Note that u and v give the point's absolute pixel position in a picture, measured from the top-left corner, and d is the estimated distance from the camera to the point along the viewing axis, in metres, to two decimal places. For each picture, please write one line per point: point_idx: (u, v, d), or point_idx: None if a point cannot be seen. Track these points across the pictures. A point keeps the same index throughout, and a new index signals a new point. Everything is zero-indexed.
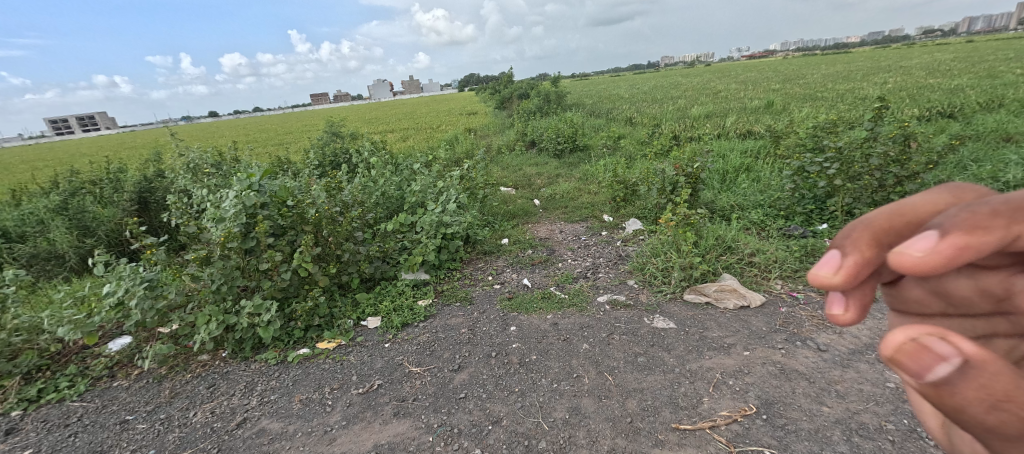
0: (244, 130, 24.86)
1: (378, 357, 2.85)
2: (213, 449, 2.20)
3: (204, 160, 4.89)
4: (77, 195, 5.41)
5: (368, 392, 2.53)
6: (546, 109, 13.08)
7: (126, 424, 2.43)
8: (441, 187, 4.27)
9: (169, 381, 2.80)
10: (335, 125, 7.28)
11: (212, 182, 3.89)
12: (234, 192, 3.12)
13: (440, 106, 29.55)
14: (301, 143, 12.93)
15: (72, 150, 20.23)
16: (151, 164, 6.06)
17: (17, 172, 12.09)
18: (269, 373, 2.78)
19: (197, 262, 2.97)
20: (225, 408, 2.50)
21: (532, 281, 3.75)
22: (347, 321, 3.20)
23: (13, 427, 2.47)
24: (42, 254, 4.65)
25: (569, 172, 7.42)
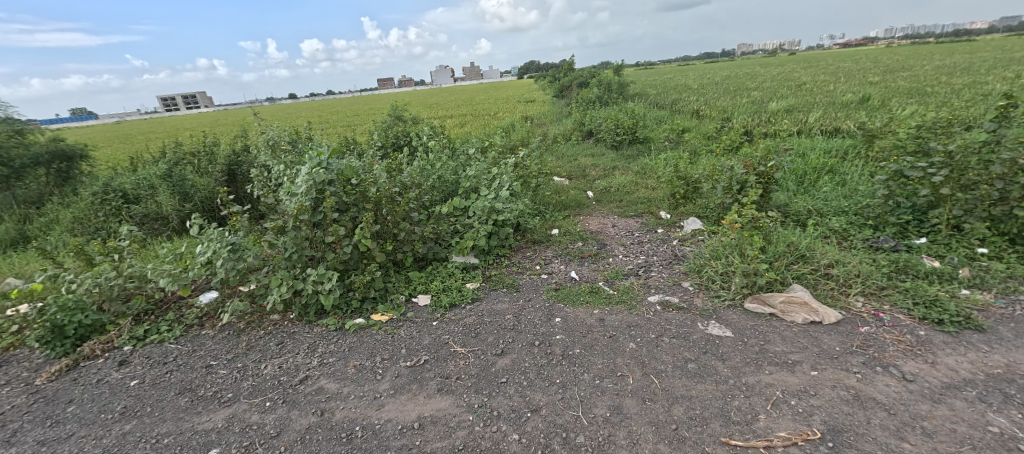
0: (317, 111, 26.75)
1: (426, 334, 2.97)
2: (279, 399, 2.45)
3: (282, 137, 5.34)
4: (179, 164, 6.18)
5: (415, 366, 2.65)
6: (606, 98, 12.67)
7: (210, 368, 2.77)
8: (494, 174, 4.30)
9: (245, 335, 3.13)
10: (398, 109, 7.59)
11: (289, 159, 4.24)
12: (306, 168, 3.37)
13: (498, 94, 29.82)
14: (367, 125, 13.69)
15: (177, 125, 23.01)
16: (239, 140, 6.74)
17: (138, 142, 14.16)
18: (329, 338, 3.01)
19: (274, 231, 3.26)
20: (289, 365, 2.76)
21: (580, 274, 3.69)
22: (400, 296, 3.37)
23: (125, 359, 2.92)
24: (152, 215, 5.40)
25: (626, 165, 7.15)
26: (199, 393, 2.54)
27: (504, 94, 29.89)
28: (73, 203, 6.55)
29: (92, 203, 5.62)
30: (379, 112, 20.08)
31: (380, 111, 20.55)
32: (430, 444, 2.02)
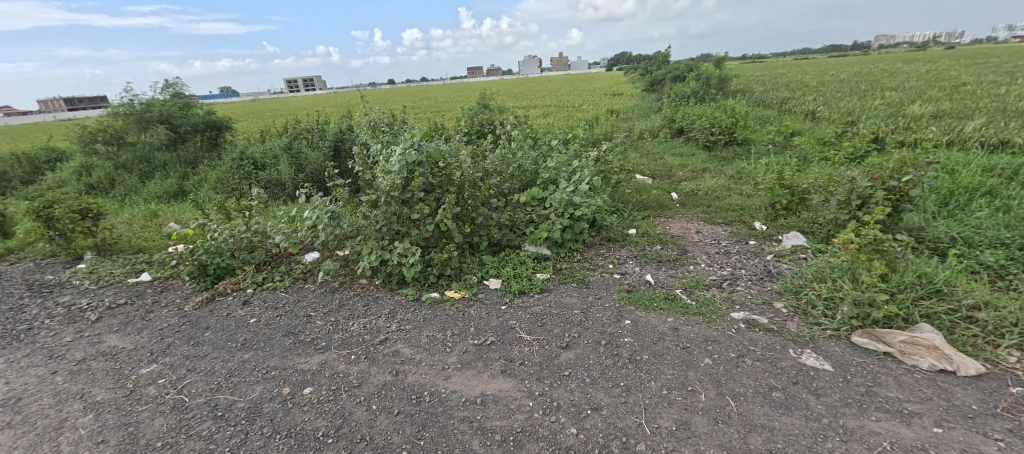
0: (411, 96, 28.65)
1: (494, 316, 3.07)
2: (362, 355, 2.74)
3: (381, 120, 5.83)
4: (297, 139, 7.10)
5: (482, 345, 2.77)
6: (703, 94, 11.71)
7: (309, 318, 3.19)
8: (575, 167, 4.24)
9: (338, 293, 3.54)
10: (486, 97, 7.83)
11: (386, 139, 4.61)
12: (400, 149, 3.63)
13: (583, 86, 29.23)
14: (454, 112, 14.36)
15: (296, 104, 26.31)
16: (345, 120, 7.51)
17: (269, 118, 16.59)
18: (407, 306, 3.26)
19: (369, 204, 3.60)
20: (372, 325, 3.06)
21: (656, 278, 3.52)
22: (472, 277, 3.51)
23: (247, 299, 3.50)
24: (274, 181, 6.31)
25: (719, 168, 6.59)
26: (299, 338, 2.96)
27: (589, 86, 29.18)
28: (219, 166, 7.91)
29: (231, 167, 6.73)
30: (467, 100, 20.88)
31: (468, 99, 21.35)
32: (489, 421, 2.12)
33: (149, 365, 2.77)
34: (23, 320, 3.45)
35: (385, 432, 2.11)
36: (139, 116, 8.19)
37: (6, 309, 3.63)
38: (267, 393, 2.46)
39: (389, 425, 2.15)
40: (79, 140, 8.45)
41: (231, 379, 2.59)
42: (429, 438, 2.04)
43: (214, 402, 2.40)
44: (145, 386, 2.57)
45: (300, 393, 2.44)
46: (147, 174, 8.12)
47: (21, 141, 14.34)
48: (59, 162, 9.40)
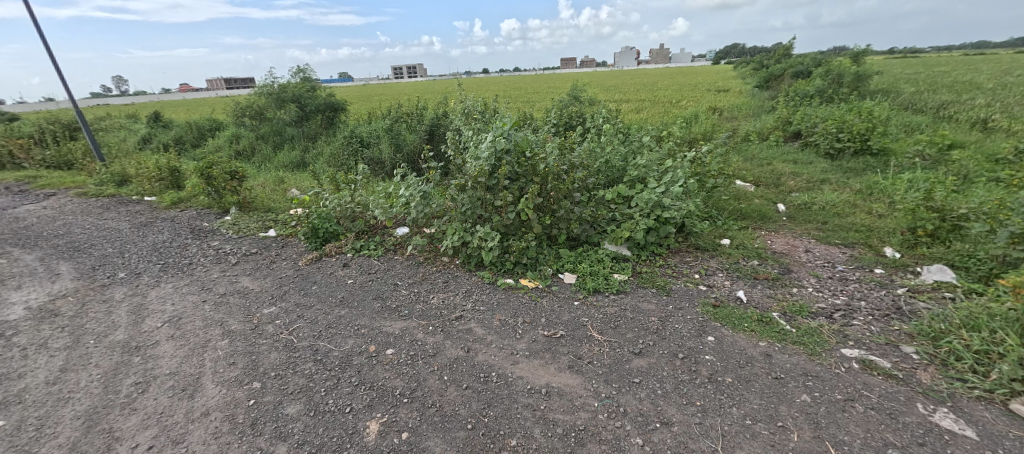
0: (502, 85, 29.34)
1: (565, 310, 3.05)
2: (439, 328, 2.93)
3: (475, 107, 6.07)
4: (398, 122, 7.73)
5: (551, 337, 2.77)
6: (831, 93, 10.12)
7: (396, 286, 3.50)
8: (668, 166, 3.97)
9: (422, 267, 3.81)
10: (578, 89, 7.70)
11: (478, 126, 4.79)
12: (491, 137, 3.72)
13: (682, 81, 27.26)
14: (543, 103, 14.38)
15: (399, 90, 28.62)
16: (441, 106, 7.97)
17: (376, 102, 18.33)
18: (482, 288, 3.40)
19: (457, 187, 3.78)
20: (449, 301, 3.25)
21: (749, 297, 3.18)
22: (547, 268, 3.52)
23: (347, 262, 3.95)
24: (376, 159, 6.98)
25: (842, 180, 5.69)
26: (386, 303, 3.26)
27: (696, 80, 27.04)
28: (333, 142, 8.98)
29: (343, 144, 7.59)
30: (557, 91, 20.77)
31: (557, 90, 21.21)
32: (552, 413, 2.13)
33: (270, 307, 3.30)
34: (187, 255, 4.35)
35: (454, 403, 2.25)
36: (277, 96, 9.63)
37: (178, 245, 4.61)
38: (356, 347, 2.77)
39: (457, 397, 2.29)
40: (234, 114, 10.24)
41: (330, 329, 2.97)
42: (492, 417, 2.13)
43: (315, 347, 2.79)
44: (266, 323, 3.08)
45: (384, 353, 2.70)
46: (278, 145, 9.55)
47: (197, 112, 17.87)
48: (219, 130, 11.51)
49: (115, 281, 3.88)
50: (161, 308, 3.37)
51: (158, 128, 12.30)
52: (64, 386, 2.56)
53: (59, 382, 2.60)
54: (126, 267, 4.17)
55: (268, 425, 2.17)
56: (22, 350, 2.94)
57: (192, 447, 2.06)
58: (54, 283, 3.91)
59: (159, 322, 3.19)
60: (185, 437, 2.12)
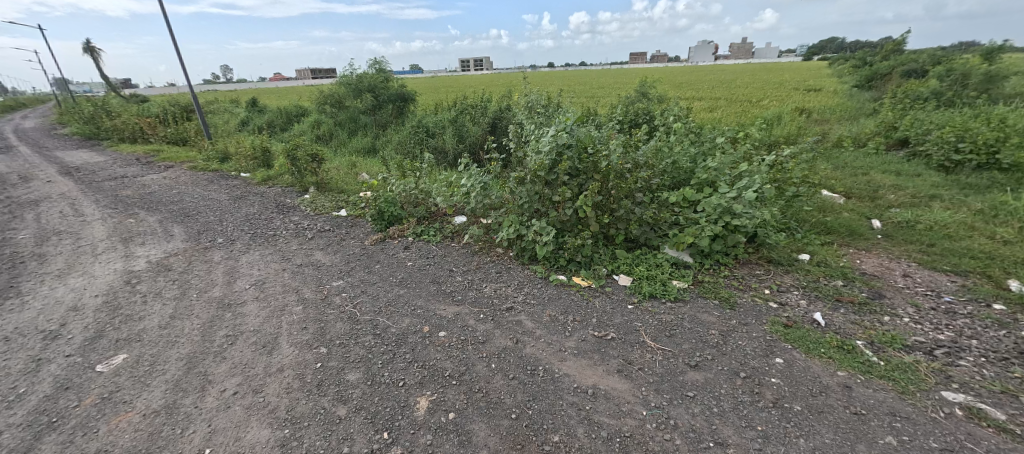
0: (565, 80, 28.97)
1: (618, 313, 2.97)
2: (490, 317, 2.99)
3: (539, 101, 6.06)
4: (463, 113, 7.95)
5: (602, 338, 2.71)
6: (952, 95, 8.70)
7: (451, 272, 3.63)
8: (743, 171, 3.68)
9: (477, 256, 3.91)
10: (647, 85, 7.38)
11: (540, 120, 4.78)
12: (553, 131, 3.69)
13: (765, 78, 25.02)
14: (607, 99, 14.00)
15: (464, 83, 29.38)
16: (505, 99, 8.07)
17: (443, 93, 19.00)
18: (534, 282, 3.41)
19: (516, 180, 3.82)
20: (501, 292, 3.30)
21: (828, 320, 2.86)
22: (602, 268, 3.44)
23: (407, 245, 4.17)
24: (440, 149, 7.26)
25: (959, 197, 4.89)
26: (442, 287, 3.40)
27: (781, 77, 24.71)
28: (401, 131, 9.48)
29: (411, 133, 7.99)
30: (622, 87, 20.08)
31: (623, 86, 20.51)
32: (597, 415, 2.09)
33: (338, 280, 3.59)
34: (272, 227, 4.86)
35: (500, 391, 2.29)
36: (355, 86, 10.35)
37: (265, 218, 5.16)
38: (412, 326, 2.92)
39: (503, 386, 2.33)
40: (317, 101, 11.19)
41: (389, 307, 3.17)
42: (536, 410, 2.14)
43: (375, 322, 2.99)
44: (334, 295, 3.36)
45: (436, 334, 2.82)
46: (353, 131, 10.28)
47: (286, 99, 19.80)
48: (303, 116, 12.66)
49: (215, 245, 4.45)
50: (249, 273, 3.81)
51: (254, 112, 13.81)
52: (173, 331, 3.02)
53: (169, 328, 3.06)
54: (223, 233, 4.76)
55: (331, 388, 2.39)
56: (144, 296, 3.50)
57: (269, 399, 2.34)
58: (169, 242, 4.57)
59: (246, 284, 3.61)
60: (263, 389, 2.41)
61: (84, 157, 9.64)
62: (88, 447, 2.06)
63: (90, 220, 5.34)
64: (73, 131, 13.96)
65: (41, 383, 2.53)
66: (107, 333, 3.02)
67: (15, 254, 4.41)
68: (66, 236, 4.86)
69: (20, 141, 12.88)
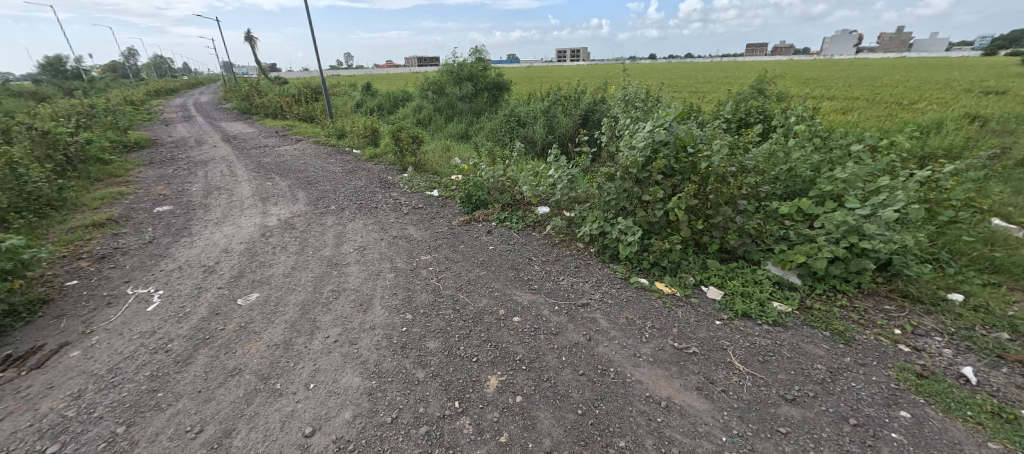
0: (665, 74, 27.16)
1: (703, 327, 2.75)
2: (564, 310, 2.99)
3: (637, 95, 5.78)
4: (555, 104, 7.93)
5: (682, 351, 2.55)
6: None
7: (530, 261, 3.70)
8: (881, 185, 3.10)
9: (557, 248, 3.91)
10: (765, 82, 6.59)
11: (637, 114, 4.57)
12: (650, 126, 3.49)
13: (923, 75, 20.62)
14: (712, 95, 12.85)
15: (557, 74, 29.14)
16: (600, 92, 7.85)
17: (538, 83, 19.15)
18: (613, 282, 3.32)
19: (605, 175, 3.72)
20: (578, 287, 3.27)
21: (982, 378, 2.30)
22: (689, 277, 3.21)
23: (490, 230, 4.34)
24: (529, 140, 7.37)
25: None
26: (520, 274, 3.48)
27: (946, 75, 20.14)
28: (494, 119, 9.79)
29: (503, 123, 8.23)
30: (733, 82, 18.21)
31: (733, 81, 18.59)
32: (669, 429, 1.98)
33: (426, 255, 3.88)
34: (375, 200, 5.42)
35: (568, 385, 2.29)
36: (456, 74, 10.93)
37: (370, 191, 5.77)
38: (489, 307, 3.05)
39: (572, 380, 2.33)
40: (420, 87, 12.07)
41: (470, 285, 3.35)
42: (604, 411, 2.10)
43: (456, 297, 3.18)
44: (422, 268, 3.64)
45: (511, 319, 2.91)
46: (450, 117, 10.90)
47: (394, 84, 21.70)
48: (407, 101, 13.78)
49: (328, 211, 5.11)
50: (354, 238, 4.31)
51: (367, 95, 15.39)
52: (294, 280, 3.56)
53: (291, 277, 3.62)
54: (336, 201, 5.44)
55: (413, 351, 2.62)
56: (275, 248, 4.17)
57: (362, 351, 2.64)
58: (295, 204, 5.37)
59: (351, 248, 4.09)
60: (358, 341, 2.73)
61: (239, 128, 11.70)
62: (227, 365, 2.59)
63: (241, 180, 6.50)
64: (233, 105, 17.00)
65: (200, 307, 3.22)
66: (247, 274, 3.68)
67: (190, 202, 5.57)
68: (224, 191, 5.99)
69: (198, 112, 16.11)
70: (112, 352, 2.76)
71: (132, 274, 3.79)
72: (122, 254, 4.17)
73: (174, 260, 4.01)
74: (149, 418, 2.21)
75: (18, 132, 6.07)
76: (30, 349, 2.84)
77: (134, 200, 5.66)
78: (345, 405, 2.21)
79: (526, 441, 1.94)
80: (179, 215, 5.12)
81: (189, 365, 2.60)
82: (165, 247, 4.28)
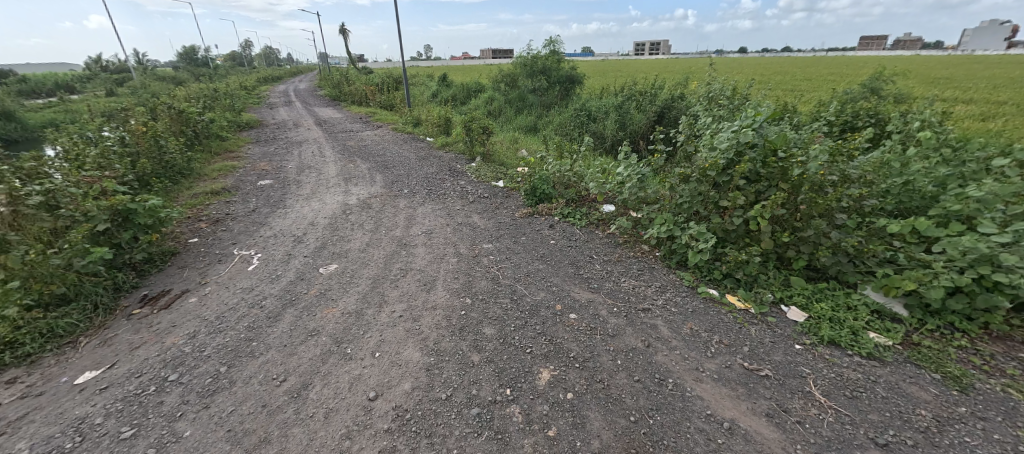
0: (755, 69, 24.83)
1: (779, 349, 2.50)
2: (624, 313, 2.91)
3: (722, 92, 5.35)
4: (629, 100, 7.64)
5: (752, 372, 2.34)
6: None
7: (590, 259, 3.63)
8: None
9: (620, 248, 3.80)
10: (883, 81, 5.73)
11: (721, 113, 4.24)
12: (736, 126, 3.21)
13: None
14: (811, 94, 11.51)
15: (633, 67, 27.96)
16: (679, 88, 7.41)
17: (612, 77, 18.59)
18: (679, 289, 3.15)
19: (679, 177, 3.51)
20: (640, 291, 3.16)
21: None
22: (767, 294, 2.93)
23: (553, 224, 4.34)
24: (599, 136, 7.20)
25: None
26: (579, 271, 3.44)
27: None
28: (563, 113, 9.70)
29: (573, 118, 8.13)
30: (839, 79, 16.14)
31: (839, 78, 16.44)
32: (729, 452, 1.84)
33: (488, 243, 3.99)
34: (443, 187, 5.67)
35: (621, 389, 2.23)
36: (529, 67, 10.97)
37: (439, 178, 6.04)
38: (546, 301, 3.06)
39: (626, 386, 2.26)
40: (493, 79, 12.32)
41: (528, 277, 3.39)
42: (658, 422, 2.01)
43: (515, 288, 3.24)
44: (484, 256, 3.75)
45: (567, 315, 2.89)
46: (520, 110, 11.01)
47: (468, 76, 22.38)
48: (479, 93, 14.16)
49: (401, 194, 5.45)
50: (422, 222, 4.56)
51: (443, 86, 16.05)
52: (368, 255, 3.87)
53: (366, 252, 3.93)
54: (408, 185, 5.79)
55: (470, 334, 2.72)
56: (353, 224, 4.55)
57: (423, 328, 2.80)
58: (373, 186, 5.80)
59: (420, 231, 4.33)
60: (420, 319, 2.90)
61: (329, 114, 12.87)
62: (307, 325, 2.90)
63: (329, 161, 7.17)
64: (325, 92, 18.74)
65: (289, 272, 3.63)
66: (329, 246, 4.07)
67: (286, 178, 6.26)
68: (314, 170, 6.65)
69: (297, 98, 18.01)
70: (220, 302, 3.23)
71: (238, 237, 4.37)
72: (232, 219, 4.83)
73: (271, 228, 4.55)
74: (244, 363, 2.55)
75: (162, 111, 7.25)
76: (161, 292, 3.43)
77: (243, 173, 6.50)
78: (405, 376, 2.37)
79: (574, 439, 1.93)
80: (277, 189, 5.80)
81: (278, 322, 2.95)
82: (265, 216, 4.87)
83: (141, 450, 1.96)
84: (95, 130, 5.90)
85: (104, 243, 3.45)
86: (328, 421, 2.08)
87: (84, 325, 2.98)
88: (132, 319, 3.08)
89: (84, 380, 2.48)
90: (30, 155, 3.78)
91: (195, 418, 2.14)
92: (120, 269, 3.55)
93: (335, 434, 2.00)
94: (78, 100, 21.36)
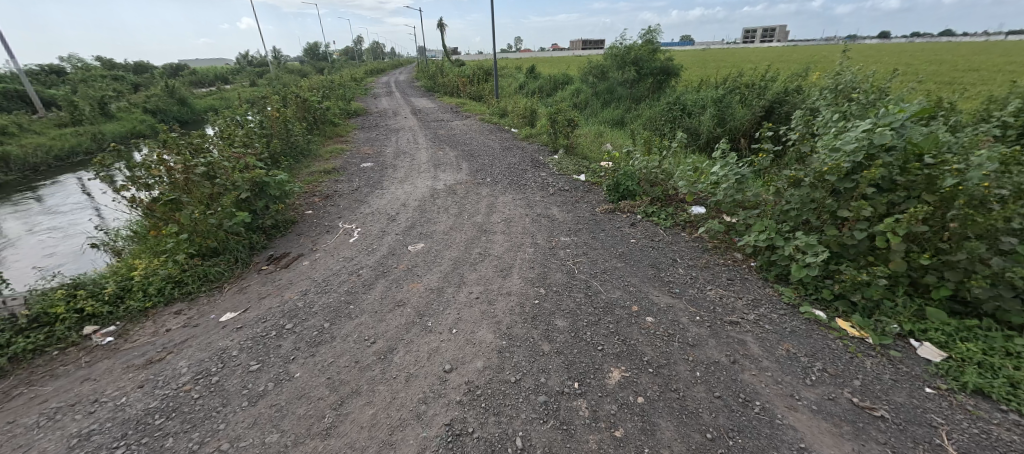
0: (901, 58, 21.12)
1: (901, 389, 2.13)
2: (708, 323, 2.71)
3: (852, 85, 4.63)
4: (731, 94, 7.02)
5: (861, 410, 2.03)
6: None
7: (674, 262, 3.44)
8: None
9: (708, 254, 3.53)
10: None
11: (849, 109, 3.67)
12: (869, 123, 2.76)
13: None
14: (978, 88, 9.35)
15: (738, 57, 25.34)
16: (796, 79, 6.59)
17: (714, 69, 17.15)
18: (775, 305, 2.84)
19: (789, 180, 3.14)
20: (728, 302, 2.91)
21: None
22: (891, 324, 2.49)
23: (634, 223, 4.19)
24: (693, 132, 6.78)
25: None
26: (660, 274, 3.29)
27: None
28: (655, 107, 9.20)
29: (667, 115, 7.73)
30: None
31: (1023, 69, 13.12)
32: None
33: (565, 236, 3.99)
34: (525, 177, 5.78)
35: (699, 403, 2.09)
36: (621, 58, 10.58)
37: (521, 169, 6.17)
38: (621, 300, 2.98)
39: (704, 401, 2.11)
40: (582, 72, 12.10)
41: (604, 275, 3.32)
42: (738, 444, 1.86)
43: (590, 284, 3.20)
44: (560, 248, 3.77)
45: (644, 318, 2.78)
46: (607, 103, 10.75)
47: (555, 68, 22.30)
48: (566, 85, 14.03)
49: (483, 182, 5.69)
50: (502, 210, 4.71)
51: (530, 77, 16.17)
52: (451, 238, 4.12)
53: (449, 235, 4.19)
54: (491, 174, 6.00)
55: (542, 324, 2.76)
56: (440, 208, 4.89)
57: (497, 312, 2.92)
58: (458, 173, 6.14)
59: (499, 218, 4.49)
60: (495, 303, 3.02)
61: (423, 103, 13.81)
62: (395, 296, 3.20)
63: (421, 147, 7.74)
64: (421, 83, 20.07)
65: (383, 246, 4.03)
66: (417, 227, 4.42)
67: (384, 162, 6.90)
68: (408, 156, 7.22)
69: (397, 88, 19.59)
70: (325, 267, 3.71)
71: (343, 212, 4.96)
72: (339, 196, 5.49)
73: (370, 207, 5.08)
74: (343, 322, 2.91)
75: (291, 99, 8.42)
76: (283, 253, 4.05)
77: (349, 156, 7.31)
78: (478, 355, 2.50)
79: (642, 444, 1.87)
80: (376, 171, 6.43)
81: (372, 290, 3.31)
82: (366, 196, 5.44)
83: (264, 382, 2.37)
84: (242, 114, 7.09)
85: (245, 208, 4.15)
86: (408, 385, 2.29)
87: (228, 274, 3.65)
88: (262, 273, 3.70)
89: (227, 318, 3.06)
90: (198, 134, 4.66)
91: (304, 363, 2.52)
92: (255, 232, 4.26)
93: (413, 397, 2.20)
94: (230, 89, 25.78)
